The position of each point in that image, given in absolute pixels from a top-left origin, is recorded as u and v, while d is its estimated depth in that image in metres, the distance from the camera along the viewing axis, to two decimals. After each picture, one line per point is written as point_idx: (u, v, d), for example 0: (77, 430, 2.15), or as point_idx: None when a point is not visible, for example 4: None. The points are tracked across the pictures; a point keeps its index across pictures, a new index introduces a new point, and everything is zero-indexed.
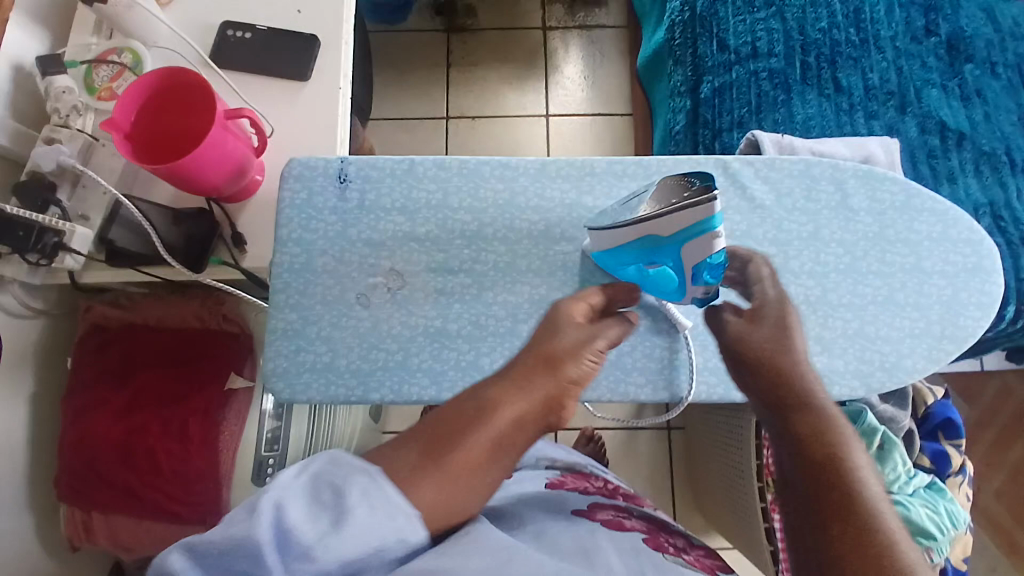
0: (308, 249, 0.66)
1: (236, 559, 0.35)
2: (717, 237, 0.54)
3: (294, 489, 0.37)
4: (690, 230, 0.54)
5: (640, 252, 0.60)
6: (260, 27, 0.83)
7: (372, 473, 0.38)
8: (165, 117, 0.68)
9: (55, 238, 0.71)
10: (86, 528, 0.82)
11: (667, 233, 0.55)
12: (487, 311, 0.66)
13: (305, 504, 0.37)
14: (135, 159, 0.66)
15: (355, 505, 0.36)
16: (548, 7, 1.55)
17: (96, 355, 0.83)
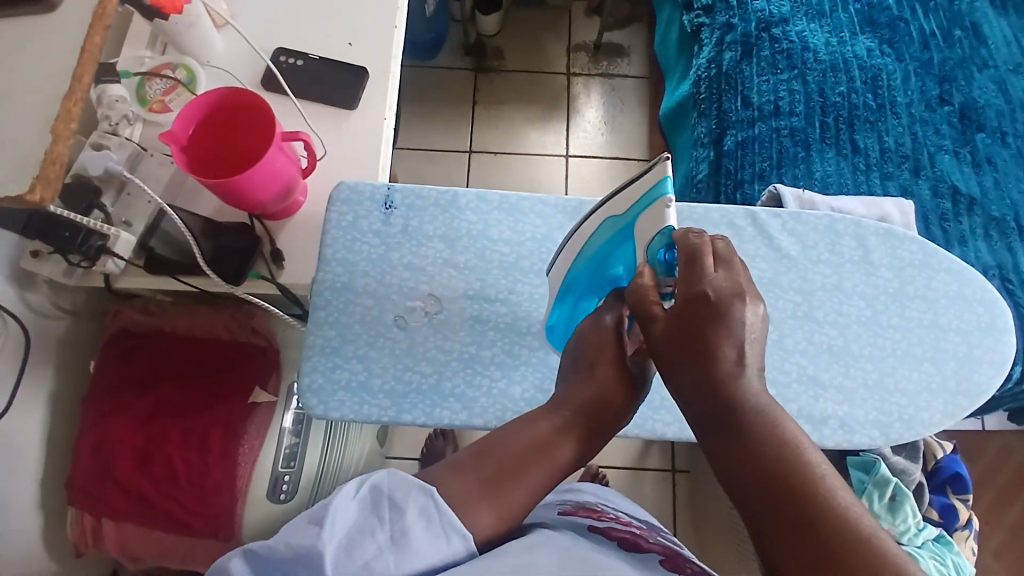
0: (351, 269, 0.68)
1: (297, 566, 0.43)
2: (668, 205, 0.54)
3: (357, 505, 0.46)
4: (648, 198, 0.55)
5: (603, 245, 0.60)
6: (312, 55, 0.86)
7: (428, 492, 0.47)
8: (222, 136, 0.71)
9: (100, 242, 0.72)
10: (95, 534, 0.81)
11: (628, 206, 0.57)
12: (520, 341, 0.67)
13: (367, 518, 0.45)
14: (190, 172, 0.68)
15: (414, 521, 0.45)
16: (573, 54, 1.62)
17: (120, 361, 0.83)
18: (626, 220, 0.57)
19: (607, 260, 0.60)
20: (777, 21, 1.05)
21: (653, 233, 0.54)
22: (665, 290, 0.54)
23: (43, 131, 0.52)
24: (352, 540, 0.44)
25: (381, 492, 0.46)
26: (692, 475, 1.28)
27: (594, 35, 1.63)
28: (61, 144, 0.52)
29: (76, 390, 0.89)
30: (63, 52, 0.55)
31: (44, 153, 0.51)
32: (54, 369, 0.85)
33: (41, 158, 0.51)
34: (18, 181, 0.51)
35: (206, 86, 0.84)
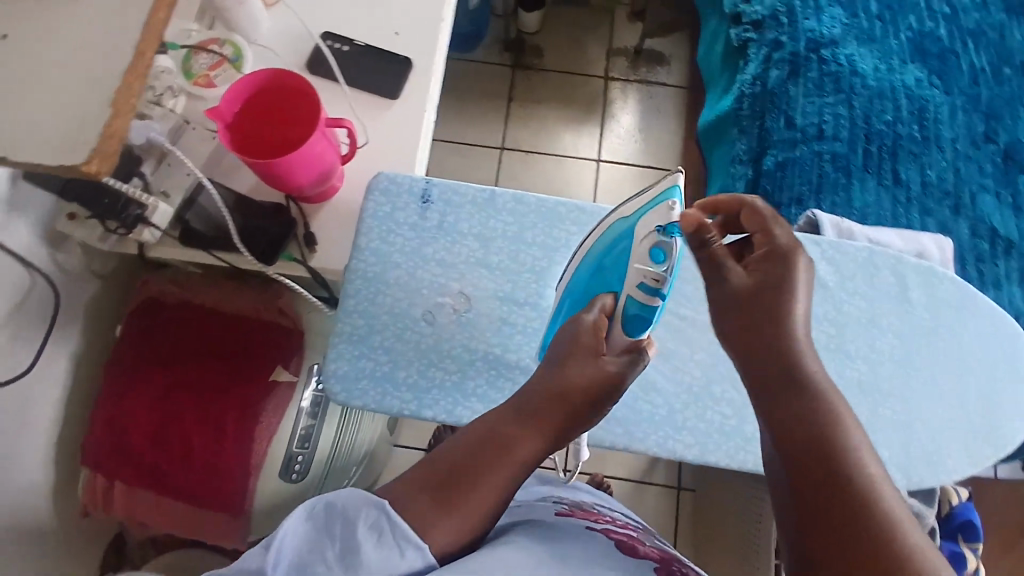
0: (384, 260, 0.68)
1: None
2: (670, 208, 0.57)
3: (308, 523, 0.44)
4: (655, 200, 0.59)
5: (610, 248, 0.63)
6: (358, 42, 0.86)
7: (378, 505, 0.45)
8: (266, 118, 0.71)
9: (138, 211, 0.73)
10: (104, 496, 0.82)
11: (637, 209, 0.61)
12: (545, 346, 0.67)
13: (319, 538, 0.44)
14: (232, 150, 0.69)
15: (365, 537, 0.43)
16: (612, 58, 1.60)
17: (147, 328, 0.84)
18: (630, 221, 0.60)
19: (606, 262, 0.62)
20: (827, 43, 1.04)
21: (652, 227, 0.58)
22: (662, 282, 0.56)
23: (103, 103, 0.51)
24: (303, 558, 0.43)
25: (335, 509, 0.45)
26: (697, 493, 1.27)
27: (635, 40, 1.62)
28: (121, 118, 0.52)
29: (98, 355, 0.89)
30: None
31: (101, 126, 0.51)
32: (79, 333, 0.86)
33: (100, 131, 0.51)
34: (74, 152, 0.51)
35: (251, 64, 0.84)
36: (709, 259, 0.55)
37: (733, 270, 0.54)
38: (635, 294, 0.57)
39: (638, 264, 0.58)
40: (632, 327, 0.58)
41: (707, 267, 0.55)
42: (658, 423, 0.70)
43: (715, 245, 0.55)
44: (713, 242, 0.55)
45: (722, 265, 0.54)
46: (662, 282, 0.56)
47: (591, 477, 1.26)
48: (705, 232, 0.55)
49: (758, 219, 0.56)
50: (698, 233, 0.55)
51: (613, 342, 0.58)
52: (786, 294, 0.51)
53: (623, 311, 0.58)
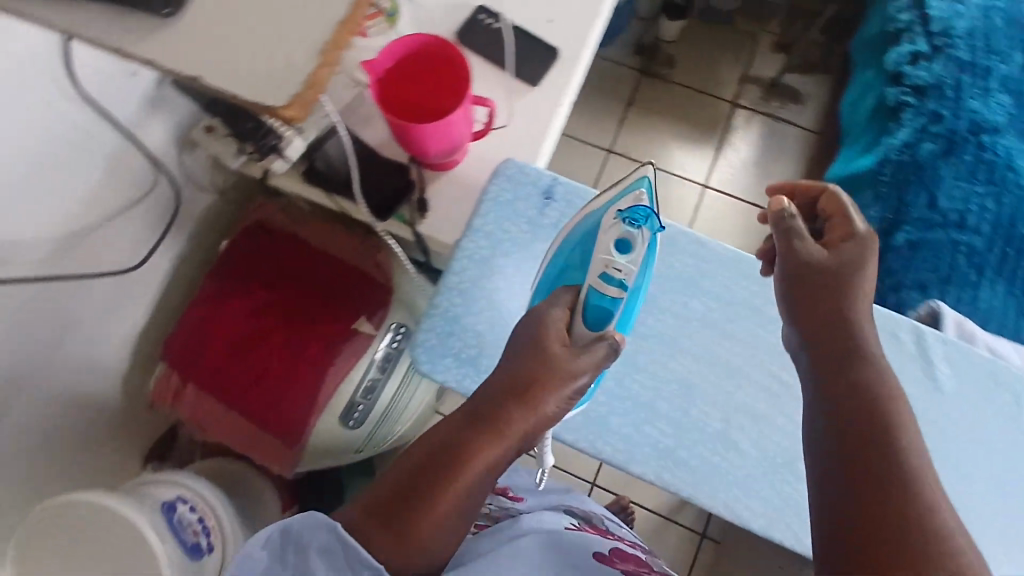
0: (494, 246, 0.69)
1: None
2: (637, 197, 0.62)
3: (265, 552, 0.43)
4: (622, 192, 0.63)
5: (578, 241, 0.65)
6: (510, 22, 0.84)
7: (329, 528, 0.43)
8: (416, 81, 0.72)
9: (274, 141, 0.73)
10: (174, 394, 0.85)
11: (602, 203, 0.65)
12: (628, 374, 0.69)
13: (278, 566, 0.43)
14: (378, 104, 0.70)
15: (316, 562, 0.43)
16: (744, 85, 1.54)
17: (253, 248, 0.87)
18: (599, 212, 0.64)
19: (573, 260, 0.64)
20: (990, 128, 0.96)
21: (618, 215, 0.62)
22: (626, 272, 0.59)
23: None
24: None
25: (288, 536, 0.44)
26: (720, 544, 1.24)
27: (773, 71, 1.55)
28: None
29: (199, 264, 0.93)
30: None
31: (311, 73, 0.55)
32: (189, 240, 0.89)
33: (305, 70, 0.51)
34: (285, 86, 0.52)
35: (404, 22, 0.85)
36: (784, 232, 0.59)
37: (813, 246, 0.59)
38: (602, 287, 0.59)
39: (601, 253, 0.60)
40: (592, 318, 0.60)
41: (782, 239, 0.60)
42: (728, 484, 0.67)
43: (793, 224, 0.59)
44: (793, 221, 0.59)
45: (799, 238, 0.59)
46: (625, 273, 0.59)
47: (617, 499, 1.25)
48: (784, 213, 0.59)
49: (835, 205, 0.62)
50: (780, 212, 0.59)
51: (576, 337, 0.59)
52: (841, 280, 0.58)
53: (585, 301, 0.60)
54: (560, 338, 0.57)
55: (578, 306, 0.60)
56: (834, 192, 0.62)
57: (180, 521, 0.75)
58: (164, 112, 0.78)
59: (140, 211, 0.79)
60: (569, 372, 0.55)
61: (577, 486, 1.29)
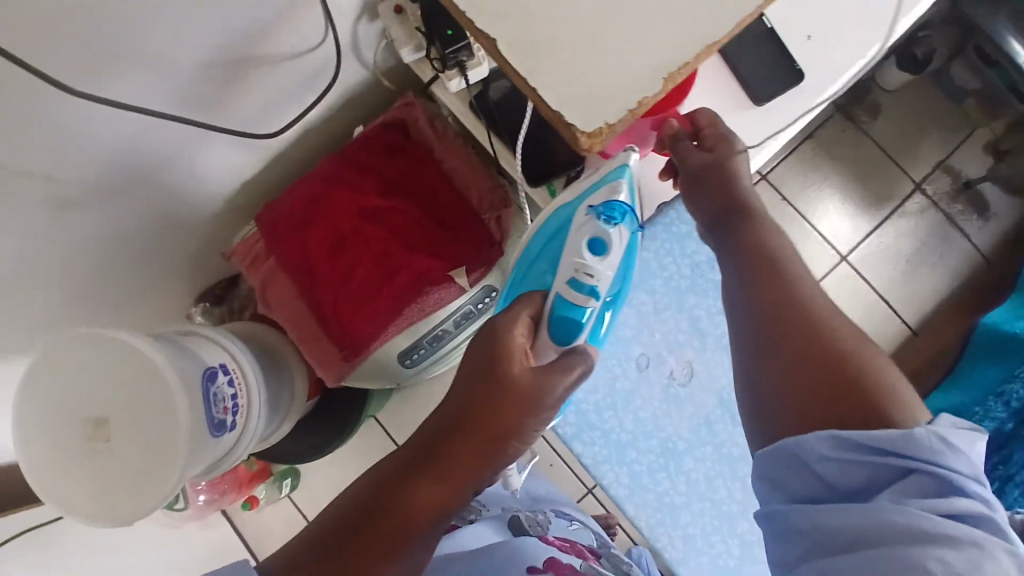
0: (644, 324, 0.83)
1: None
2: (617, 186, 0.65)
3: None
4: (599, 183, 0.66)
5: (556, 231, 0.68)
6: (766, 19, 0.72)
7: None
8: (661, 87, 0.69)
9: (464, 57, 0.65)
10: (255, 259, 0.82)
11: (580, 192, 0.67)
12: (717, 477, 0.83)
13: None
14: None
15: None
16: (937, 171, 1.35)
17: (382, 148, 0.80)
18: (572, 205, 0.67)
19: (548, 253, 0.68)
20: None
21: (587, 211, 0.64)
22: (587, 275, 0.61)
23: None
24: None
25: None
26: None
27: (977, 171, 1.35)
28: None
29: (324, 133, 0.86)
30: None
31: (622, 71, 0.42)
32: (326, 109, 0.81)
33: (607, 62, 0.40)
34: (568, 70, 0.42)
35: None
36: (679, 152, 0.66)
37: (697, 154, 0.65)
38: (569, 293, 0.60)
39: (572, 258, 0.62)
40: (556, 330, 0.59)
41: (677, 156, 0.66)
42: None
43: (684, 143, 0.66)
44: (684, 141, 0.66)
45: (686, 153, 0.65)
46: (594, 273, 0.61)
47: (606, 515, 1.23)
48: (679, 135, 0.66)
49: (708, 116, 0.66)
50: (675, 135, 0.66)
51: (540, 351, 0.58)
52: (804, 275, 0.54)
53: (548, 314, 0.60)
54: (518, 356, 0.54)
55: (541, 317, 0.60)
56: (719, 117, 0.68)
57: (216, 394, 0.73)
58: None
59: (294, 67, 0.70)
60: (534, 393, 0.52)
61: (573, 486, 1.27)
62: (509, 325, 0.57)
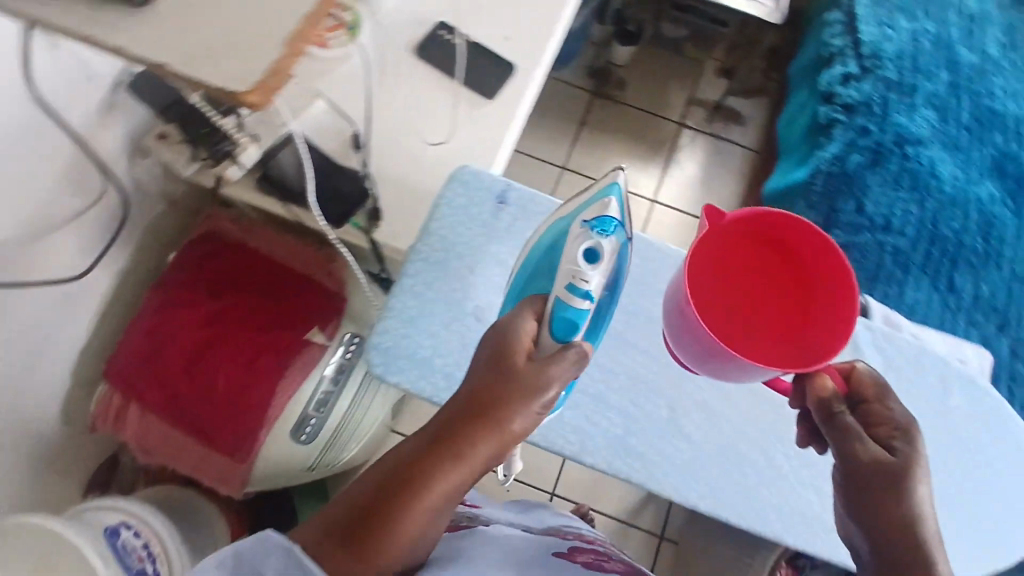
0: (448, 249, 0.70)
1: None
2: (607, 203, 0.60)
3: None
4: (588, 203, 0.62)
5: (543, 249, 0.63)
6: (470, 39, 0.85)
7: (288, 550, 0.39)
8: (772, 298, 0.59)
9: (228, 147, 0.75)
10: (120, 413, 0.83)
11: (574, 209, 0.63)
12: None
13: None
14: (713, 288, 0.60)
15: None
16: (691, 106, 1.62)
17: (200, 262, 0.86)
18: (566, 222, 0.62)
19: (540, 268, 0.62)
20: (913, 141, 1.06)
21: (582, 222, 0.59)
22: (578, 280, 0.55)
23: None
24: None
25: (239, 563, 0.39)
26: (678, 547, 1.24)
27: (717, 95, 1.63)
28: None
29: (144, 276, 0.91)
30: None
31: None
32: (135, 251, 0.88)
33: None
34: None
35: (366, 36, 0.84)
36: (841, 433, 0.52)
37: (871, 445, 0.51)
38: (569, 296, 0.54)
39: (568, 264, 0.56)
40: (559, 331, 0.54)
41: (839, 440, 0.52)
42: None
43: (846, 419, 0.52)
44: (844, 416, 0.53)
45: (858, 439, 0.51)
46: (591, 282, 0.55)
47: (576, 506, 1.24)
48: (831, 401, 0.53)
49: (870, 383, 0.55)
50: (825, 400, 0.54)
51: (541, 346, 0.53)
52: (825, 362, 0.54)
53: (549, 314, 0.54)
54: (524, 349, 0.51)
55: (545, 316, 0.54)
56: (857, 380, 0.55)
57: (125, 546, 0.72)
58: (114, 123, 0.77)
59: (90, 219, 0.78)
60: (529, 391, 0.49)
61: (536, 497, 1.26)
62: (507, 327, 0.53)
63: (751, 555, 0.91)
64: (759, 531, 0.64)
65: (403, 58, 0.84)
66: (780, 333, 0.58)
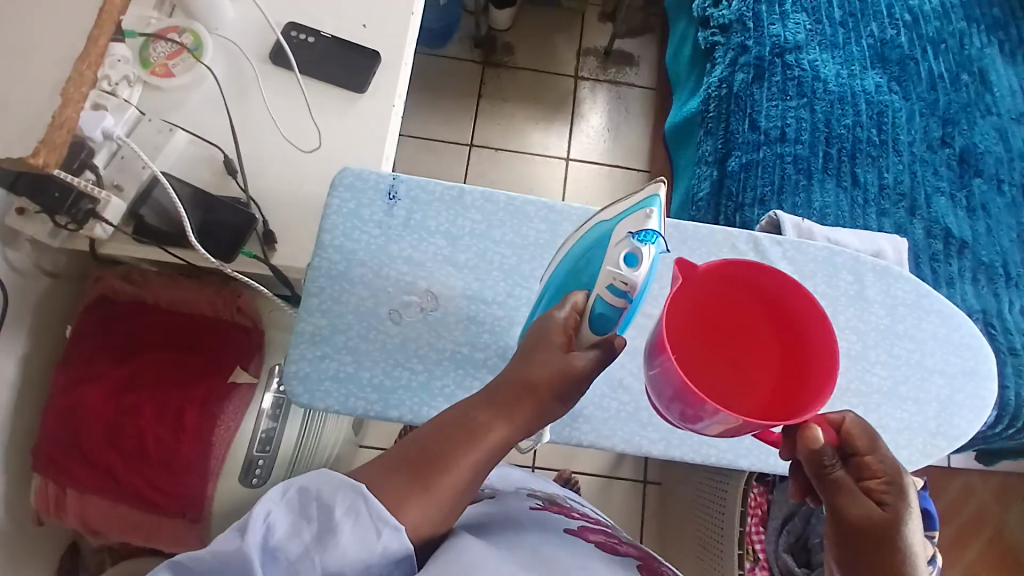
0: (349, 258, 0.67)
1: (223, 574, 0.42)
2: (649, 215, 0.52)
3: (283, 507, 0.44)
4: (629, 210, 0.54)
5: (581, 250, 0.59)
6: (324, 34, 0.83)
7: (358, 489, 0.44)
8: (727, 343, 0.58)
9: (89, 205, 0.69)
10: (57, 504, 0.78)
11: (616, 212, 0.56)
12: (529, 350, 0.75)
13: (296, 518, 0.44)
14: (687, 331, 0.58)
15: (342, 517, 0.43)
16: (582, 57, 1.60)
17: (100, 329, 0.80)
18: (608, 224, 0.56)
19: (579, 265, 0.58)
20: (791, 48, 1.07)
21: (625, 232, 0.52)
22: (615, 281, 0.51)
23: (54, 94, 0.51)
24: (276, 542, 0.43)
25: (310, 492, 0.44)
26: (662, 487, 1.26)
27: (604, 41, 1.62)
28: (71, 108, 0.52)
29: (46, 355, 0.85)
30: (80, 16, 0.53)
31: (52, 116, 0.51)
32: (28, 334, 0.82)
33: (48, 122, 0.51)
34: (21, 143, 0.50)
35: (213, 56, 0.80)
36: (831, 487, 0.49)
37: (862, 500, 0.47)
38: (604, 293, 0.52)
39: (609, 266, 0.52)
40: (596, 327, 0.53)
41: (829, 494, 0.49)
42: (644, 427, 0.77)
43: (838, 475, 0.49)
44: (835, 471, 0.49)
45: (850, 493, 0.48)
46: (633, 285, 0.51)
47: (557, 473, 1.23)
48: (823, 457, 0.48)
49: (865, 436, 0.49)
50: (818, 455, 0.49)
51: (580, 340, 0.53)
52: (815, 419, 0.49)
53: (590, 310, 0.53)
54: (561, 339, 0.52)
55: (586, 309, 0.53)
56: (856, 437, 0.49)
57: None
58: None
59: None
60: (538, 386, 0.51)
61: None
62: (549, 315, 0.53)
63: (722, 481, 0.92)
64: (714, 461, 0.65)
65: (260, 69, 0.81)
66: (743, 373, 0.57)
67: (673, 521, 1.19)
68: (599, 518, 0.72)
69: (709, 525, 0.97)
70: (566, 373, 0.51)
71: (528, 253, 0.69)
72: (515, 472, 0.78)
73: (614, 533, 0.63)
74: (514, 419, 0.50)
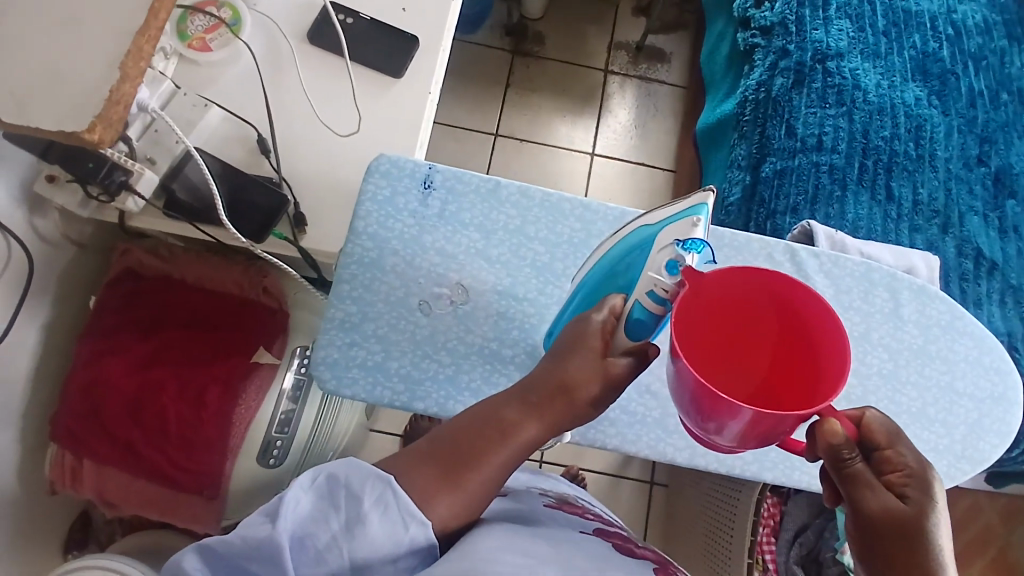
0: (381, 246, 0.67)
1: (252, 560, 0.41)
2: (696, 224, 0.51)
3: (311, 494, 0.43)
4: (675, 217, 0.53)
5: (621, 254, 0.57)
6: (364, 16, 0.81)
7: (388, 481, 0.43)
8: (727, 327, 0.52)
9: (123, 177, 0.69)
10: (74, 473, 0.79)
11: (660, 219, 0.55)
12: None
13: (323, 506, 0.43)
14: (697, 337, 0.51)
15: (371, 509, 0.43)
16: (614, 51, 1.58)
17: (124, 302, 0.80)
18: (651, 229, 0.55)
19: (619, 268, 0.57)
20: (834, 55, 1.04)
21: (670, 240, 0.51)
22: (654, 287, 0.50)
23: (108, 69, 0.51)
24: (304, 529, 0.42)
25: (338, 480, 0.43)
26: (669, 490, 1.26)
27: (637, 36, 1.60)
28: (128, 83, 0.51)
29: (67, 326, 0.85)
30: None
31: (109, 92, 0.51)
32: (54, 302, 0.82)
33: (105, 97, 0.51)
34: (75, 118, 0.51)
35: (250, 32, 0.79)
36: (849, 481, 0.45)
37: (882, 494, 0.44)
38: (642, 297, 0.50)
39: (651, 272, 0.51)
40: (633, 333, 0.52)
41: (847, 488, 0.45)
42: None
43: (858, 468, 0.44)
44: (854, 464, 0.45)
45: (869, 487, 0.44)
46: (674, 294, 0.50)
47: (566, 469, 1.23)
48: (841, 453, 0.44)
49: (885, 429, 0.45)
50: (837, 450, 0.44)
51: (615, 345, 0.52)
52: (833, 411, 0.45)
53: (626, 315, 0.52)
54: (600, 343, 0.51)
55: (623, 313, 0.52)
56: (876, 431, 0.46)
57: None
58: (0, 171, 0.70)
59: None
60: (573, 392, 0.50)
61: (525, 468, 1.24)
62: (587, 318, 0.52)
63: (734, 488, 0.92)
64: (737, 472, 0.65)
65: (297, 48, 0.79)
66: (750, 375, 0.52)
67: (678, 523, 1.19)
68: (613, 521, 0.71)
69: (718, 532, 0.97)
70: (601, 378, 0.50)
71: (562, 251, 0.69)
72: (527, 473, 0.77)
73: (629, 537, 0.62)
74: (548, 423, 0.50)
